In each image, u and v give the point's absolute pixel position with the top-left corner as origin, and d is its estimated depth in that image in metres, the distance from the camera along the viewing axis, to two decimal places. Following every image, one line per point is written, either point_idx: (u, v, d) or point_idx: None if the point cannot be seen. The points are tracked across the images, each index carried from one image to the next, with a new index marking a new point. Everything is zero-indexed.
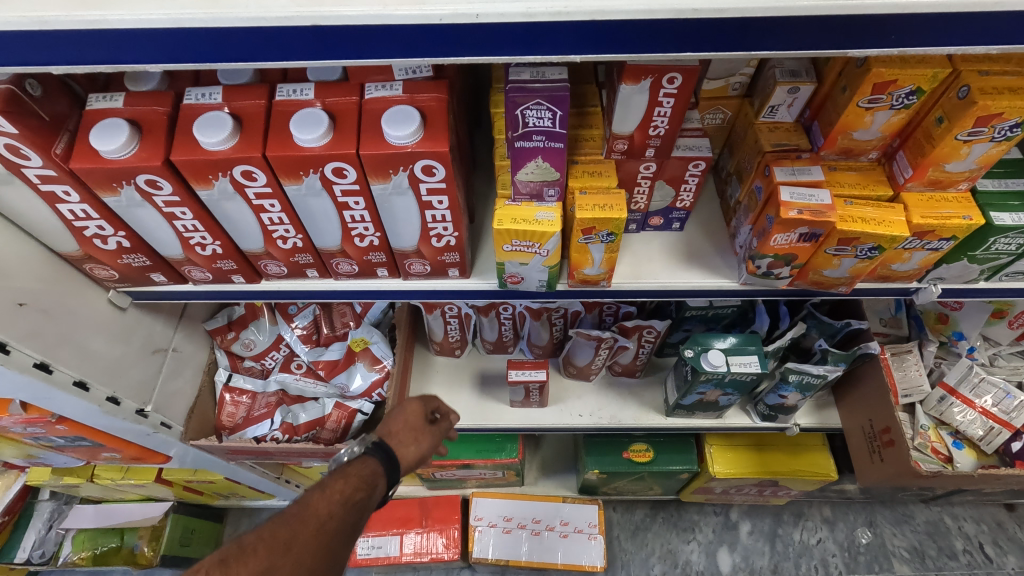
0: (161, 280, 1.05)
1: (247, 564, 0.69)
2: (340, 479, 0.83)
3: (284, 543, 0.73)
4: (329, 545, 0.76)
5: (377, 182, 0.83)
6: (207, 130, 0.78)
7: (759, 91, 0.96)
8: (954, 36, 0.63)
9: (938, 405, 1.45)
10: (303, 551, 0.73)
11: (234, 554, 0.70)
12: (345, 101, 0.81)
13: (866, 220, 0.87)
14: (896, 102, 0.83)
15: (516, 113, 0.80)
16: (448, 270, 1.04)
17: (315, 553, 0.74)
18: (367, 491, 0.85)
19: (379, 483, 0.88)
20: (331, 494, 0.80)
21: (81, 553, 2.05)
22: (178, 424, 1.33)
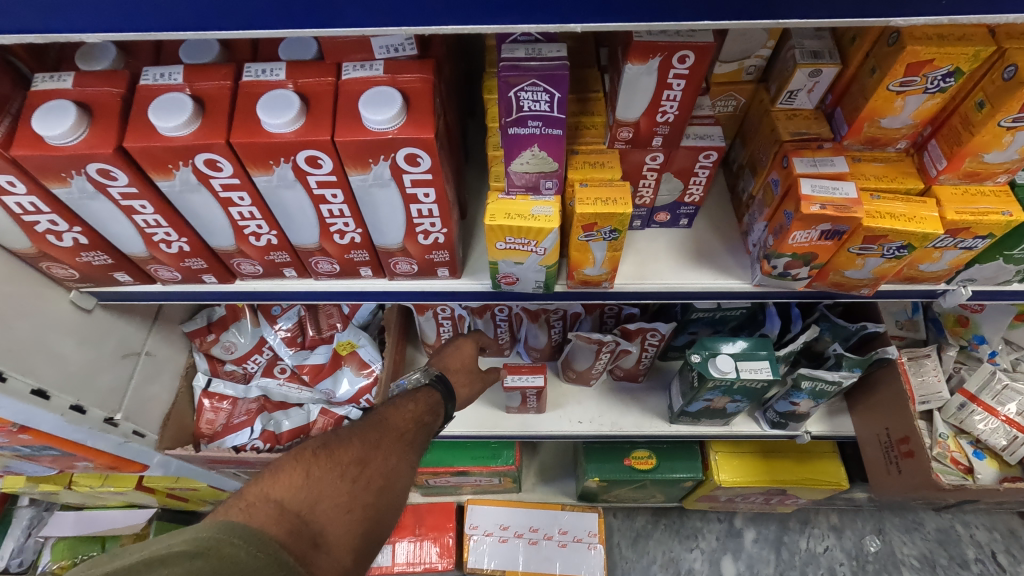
0: (126, 280, 0.97)
1: (350, 449, 0.88)
2: (412, 400, 1.06)
3: (375, 441, 0.92)
4: (406, 450, 0.95)
5: (356, 173, 0.75)
6: (164, 113, 0.70)
7: (776, 76, 0.88)
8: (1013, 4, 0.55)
9: (958, 413, 1.37)
10: (392, 444, 0.94)
11: (340, 443, 0.89)
12: (320, 82, 0.73)
13: (894, 216, 0.79)
14: (930, 85, 0.75)
15: (509, 96, 0.71)
16: (437, 270, 0.96)
17: (396, 454, 0.93)
18: (429, 420, 1.05)
19: (442, 412, 1.11)
20: (408, 406, 1.04)
21: (59, 563, 1.95)
22: (152, 432, 1.25)
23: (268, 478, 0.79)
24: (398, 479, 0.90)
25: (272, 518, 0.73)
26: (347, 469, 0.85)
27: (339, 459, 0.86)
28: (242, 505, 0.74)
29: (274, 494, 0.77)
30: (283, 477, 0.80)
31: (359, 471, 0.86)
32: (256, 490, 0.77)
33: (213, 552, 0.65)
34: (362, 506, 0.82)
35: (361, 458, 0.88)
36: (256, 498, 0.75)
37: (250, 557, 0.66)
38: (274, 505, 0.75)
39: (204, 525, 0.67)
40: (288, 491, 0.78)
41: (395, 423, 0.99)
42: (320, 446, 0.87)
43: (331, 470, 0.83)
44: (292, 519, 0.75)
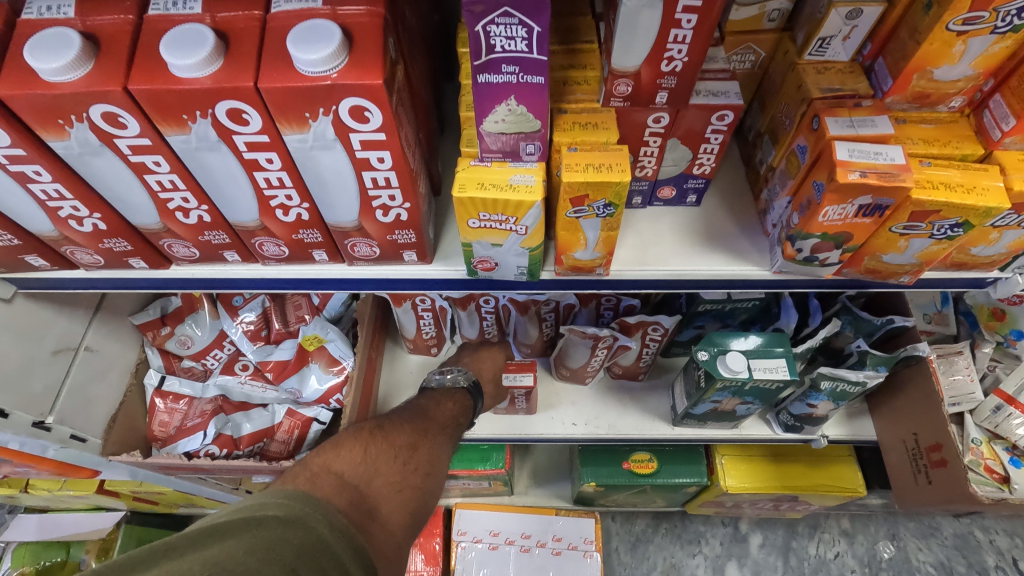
0: (42, 265, 0.84)
1: (401, 435, 0.90)
2: (450, 399, 1.08)
3: (421, 432, 0.94)
4: (447, 443, 0.97)
5: (291, 130, 0.61)
6: (43, 52, 0.56)
7: (805, 21, 0.74)
8: None
9: (993, 416, 1.24)
10: (436, 436, 0.96)
11: (392, 427, 0.91)
12: (244, 16, 0.59)
13: (950, 186, 0.65)
14: (1001, 22, 0.61)
15: (476, 31, 0.57)
16: (403, 254, 0.82)
17: (440, 446, 0.94)
18: (462, 422, 1.07)
19: (472, 416, 1.11)
20: (447, 404, 1.07)
21: (22, 569, 1.84)
22: (95, 437, 1.12)
23: (328, 452, 0.80)
24: (441, 469, 0.91)
25: (335, 486, 0.71)
26: (399, 451, 0.86)
27: (391, 442, 0.87)
28: (308, 473, 0.72)
29: (337, 465, 0.76)
30: (345, 452, 0.80)
31: (409, 455, 0.87)
32: (317, 462, 0.76)
33: (300, 520, 0.61)
34: (412, 487, 0.82)
35: (411, 444, 0.90)
36: (320, 468, 0.74)
37: (330, 529, 0.63)
38: (336, 474, 0.74)
39: (293, 493, 0.65)
40: (346, 463, 0.78)
41: (436, 418, 1.01)
42: (374, 429, 0.89)
43: (385, 451, 0.84)
44: (352, 490, 0.73)
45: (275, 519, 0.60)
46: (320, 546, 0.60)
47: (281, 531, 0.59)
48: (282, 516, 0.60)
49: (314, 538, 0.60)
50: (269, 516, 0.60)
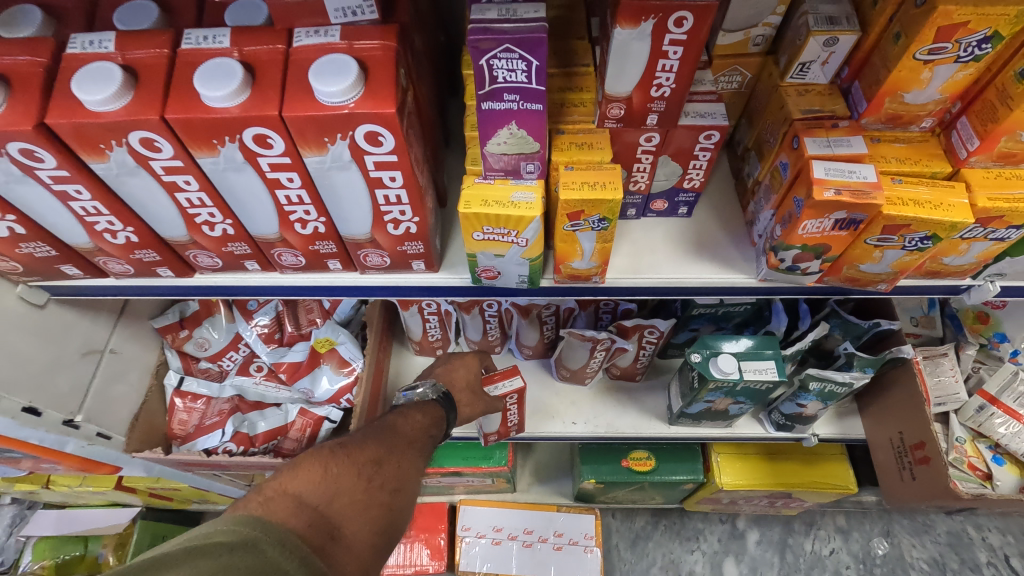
0: (75, 273, 0.90)
1: (366, 450, 0.88)
2: (421, 411, 1.06)
3: (390, 446, 0.92)
4: (419, 456, 0.95)
5: (311, 153, 0.67)
6: (89, 85, 0.62)
7: (786, 46, 0.79)
8: None
9: (977, 415, 1.29)
10: (406, 449, 0.94)
11: (357, 443, 0.89)
12: (268, 50, 0.65)
13: (919, 203, 0.70)
14: (963, 52, 0.66)
15: (481, 64, 0.63)
16: (412, 263, 0.88)
17: (410, 459, 0.93)
18: (435, 432, 1.05)
19: (446, 426, 1.09)
20: (417, 416, 1.04)
21: (41, 563, 1.89)
22: (119, 434, 1.19)
23: (286, 473, 0.77)
24: (411, 483, 0.89)
25: (292, 510, 0.71)
26: (363, 468, 0.84)
27: (355, 458, 0.85)
28: (263, 498, 0.71)
29: (294, 487, 0.75)
30: (303, 472, 0.78)
31: (376, 471, 0.85)
32: (274, 483, 0.75)
33: (252, 544, 0.63)
34: (379, 504, 0.81)
35: (377, 458, 0.87)
36: (277, 491, 0.73)
37: (282, 552, 0.64)
38: (294, 497, 0.73)
39: (248, 517, 0.66)
40: (306, 485, 0.76)
41: (408, 431, 0.99)
42: (337, 446, 0.86)
43: (348, 468, 0.82)
44: (311, 512, 0.73)
45: (224, 545, 0.61)
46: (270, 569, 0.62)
47: (229, 557, 0.60)
48: (232, 541, 0.62)
49: (264, 561, 0.62)
50: (218, 542, 0.62)
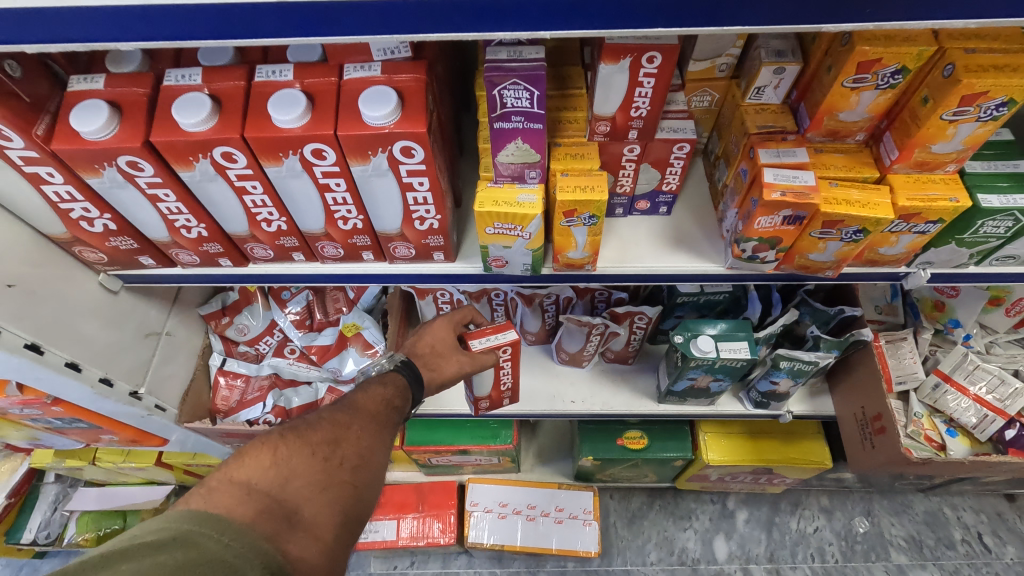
0: (149, 263, 1.07)
1: (320, 430, 0.88)
2: (381, 383, 1.03)
3: (347, 423, 0.92)
4: (382, 427, 0.96)
5: (357, 163, 0.83)
6: (185, 111, 0.78)
7: (746, 72, 0.95)
8: (937, 13, 0.61)
9: (932, 392, 1.43)
10: (365, 422, 0.94)
11: (309, 425, 0.89)
12: (324, 81, 0.81)
13: (850, 202, 0.86)
14: (881, 82, 0.81)
15: (493, 93, 0.80)
16: (433, 254, 1.04)
17: (371, 432, 0.93)
18: (401, 402, 1.03)
19: (414, 396, 1.08)
20: (378, 390, 1.02)
21: (85, 535, 2.08)
22: (173, 407, 1.35)
23: (235, 462, 0.81)
24: (374, 457, 0.90)
25: (239, 499, 0.74)
26: (317, 448, 0.85)
27: (309, 440, 0.86)
28: (209, 491, 0.75)
29: (243, 476, 0.78)
30: (251, 459, 0.81)
31: (332, 450, 0.86)
32: (223, 474, 0.78)
33: (183, 538, 0.66)
34: (338, 483, 0.84)
35: (333, 438, 0.88)
36: (225, 483, 0.76)
37: (218, 540, 0.68)
38: (242, 486, 0.76)
39: (176, 517, 0.69)
40: (256, 472, 0.79)
41: (370, 403, 0.99)
42: (289, 429, 0.87)
43: (300, 451, 0.84)
44: (262, 498, 0.76)
45: (152, 543, 0.64)
46: (201, 557, 0.65)
47: (157, 556, 0.63)
48: (155, 542, 0.64)
49: (195, 549, 0.65)
50: (147, 541, 0.64)
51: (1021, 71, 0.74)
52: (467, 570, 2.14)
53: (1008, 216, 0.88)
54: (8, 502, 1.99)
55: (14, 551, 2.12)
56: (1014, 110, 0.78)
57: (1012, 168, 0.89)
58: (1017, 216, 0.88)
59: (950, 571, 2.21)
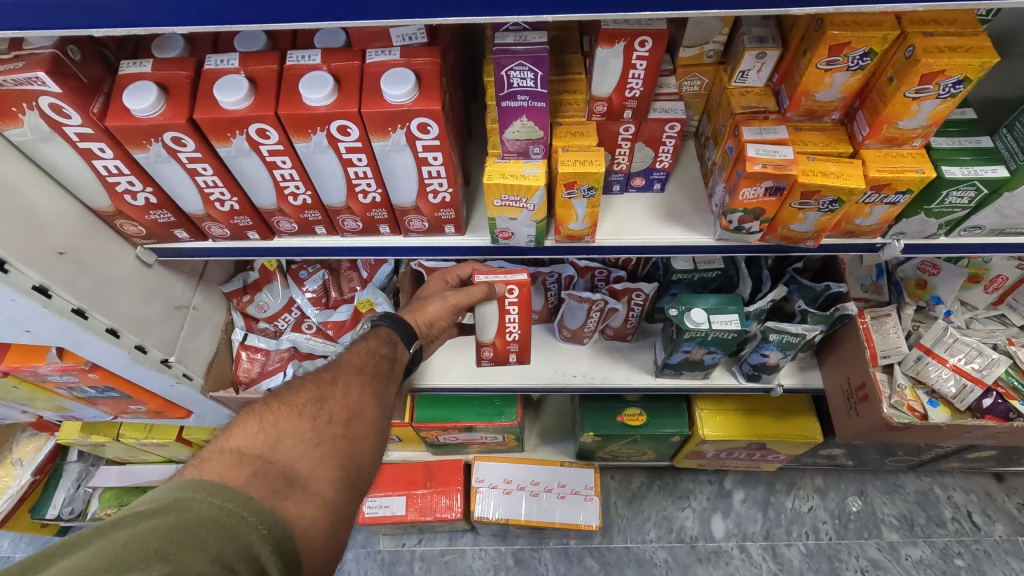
0: (183, 237, 1.16)
1: (304, 393, 0.94)
2: (364, 341, 1.14)
3: (330, 382, 0.99)
4: (367, 382, 1.02)
5: (378, 139, 0.92)
6: (226, 91, 0.87)
7: (731, 58, 1.04)
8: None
9: (915, 364, 1.51)
10: (348, 378, 1.00)
11: (292, 390, 0.94)
12: (349, 65, 0.90)
13: (826, 174, 0.94)
14: (851, 64, 0.90)
15: (501, 74, 0.89)
16: (444, 227, 1.13)
17: (356, 386, 0.99)
18: (388, 351, 1.14)
19: (402, 347, 1.18)
20: (361, 351, 1.10)
21: (107, 510, 2.15)
22: (199, 377, 1.44)
23: (225, 435, 0.84)
24: (361, 409, 0.96)
25: (233, 464, 0.77)
26: (303, 409, 0.90)
27: (293, 404, 0.91)
28: (202, 462, 0.77)
29: (234, 444, 0.81)
30: (239, 430, 0.85)
31: (318, 409, 0.91)
32: (214, 446, 0.81)
33: (175, 504, 0.67)
34: (330, 439, 0.88)
35: (317, 397, 0.94)
36: (216, 452, 0.80)
37: (210, 503, 0.69)
38: (234, 452, 0.80)
39: (166, 487, 0.70)
40: (246, 440, 0.83)
41: (352, 362, 1.06)
42: (272, 399, 0.92)
43: (286, 414, 0.89)
44: (256, 461, 0.79)
45: (143, 511, 0.66)
46: (195, 519, 0.67)
47: (150, 521, 0.65)
48: (148, 509, 0.66)
49: (188, 512, 0.67)
50: (139, 510, 0.66)
51: (972, 53, 0.83)
52: (473, 548, 2.19)
53: (971, 186, 0.96)
54: (34, 479, 2.06)
55: (39, 528, 2.18)
56: (970, 88, 0.86)
57: (975, 144, 0.98)
58: (978, 187, 0.96)
59: (941, 549, 2.15)
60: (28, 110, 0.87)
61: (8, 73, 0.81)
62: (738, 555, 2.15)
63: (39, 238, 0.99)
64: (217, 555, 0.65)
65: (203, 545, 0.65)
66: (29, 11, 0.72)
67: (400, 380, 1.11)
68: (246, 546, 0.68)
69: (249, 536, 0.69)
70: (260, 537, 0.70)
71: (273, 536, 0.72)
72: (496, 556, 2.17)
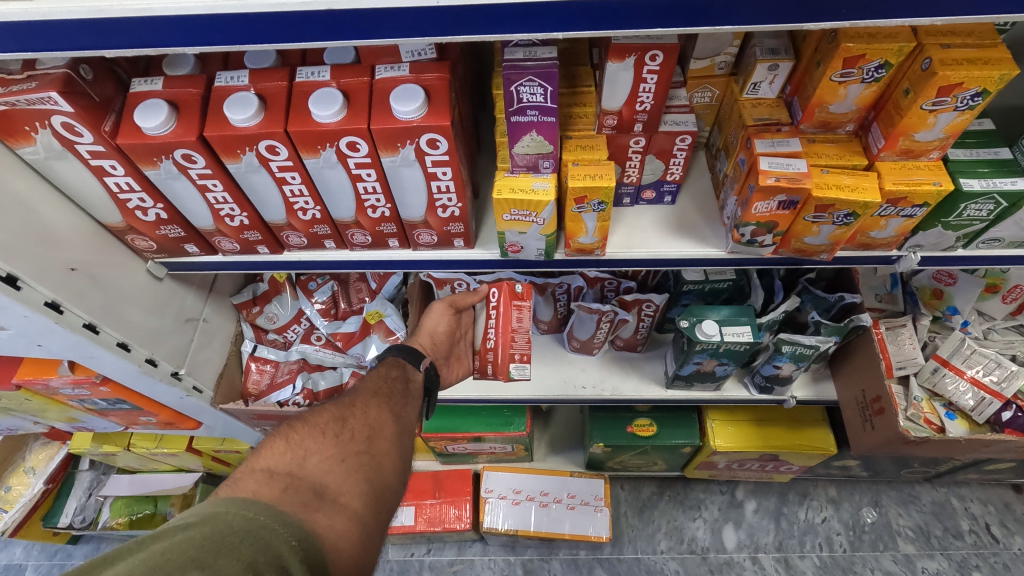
0: (193, 251, 1.17)
1: (325, 413, 0.94)
2: (377, 367, 1.14)
3: (349, 403, 0.98)
4: (385, 401, 1.02)
5: (387, 155, 0.92)
6: (236, 108, 0.87)
7: (743, 69, 1.03)
8: (917, 10, 0.67)
9: (932, 376, 1.48)
10: (366, 399, 1.00)
11: (314, 412, 0.94)
12: (358, 81, 0.90)
13: (840, 187, 0.93)
14: (866, 76, 0.89)
15: (511, 89, 0.89)
16: (454, 241, 1.12)
17: (374, 406, 0.99)
18: (399, 373, 1.13)
19: (415, 368, 1.17)
20: (374, 375, 1.10)
21: (118, 519, 2.12)
22: (208, 390, 1.44)
23: (254, 457, 0.84)
24: (381, 426, 0.96)
25: (264, 482, 0.77)
26: (326, 428, 0.90)
27: (316, 423, 0.91)
28: (234, 482, 0.77)
29: (264, 463, 0.81)
30: (267, 451, 0.84)
31: (341, 427, 0.91)
32: (245, 467, 0.81)
33: (208, 516, 0.67)
34: (354, 454, 0.88)
35: (339, 417, 0.94)
36: (248, 471, 0.79)
37: (242, 513, 0.69)
38: (265, 471, 0.79)
39: (202, 502, 0.70)
40: (275, 459, 0.82)
41: (367, 385, 1.06)
42: (296, 421, 0.91)
43: (311, 433, 0.88)
44: (285, 478, 0.79)
45: (179, 524, 0.66)
46: (229, 530, 0.67)
47: (185, 532, 0.65)
48: (184, 522, 0.66)
49: (222, 522, 0.67)
50: (174, 524, 0.66)
51: (990, 65, 0.81)
52: (481, 558, 2.17)
53: (989, 199, 0.94)
54: (45, 488, 2.06)
55: (50, 537, 2.17)
56: (988, 100, 0.85)
57: (993, 155, 0.96)
58: (997, 200, 0.95)
59: (959, 562, 2.10)
60: (41, 129, 0.88)
61: (21, 93, 0.82)
62: (751, 567, 2.11)
63: (50, 253, 0.99)
64: (250, 563, 0.65)
65: (236, 554, 0.65)
66: (43, 33, 0.73)
67: (417, 400, 1.10)
68: (277, 557, 0.68)
69: (280, 547, 0.69)
70: (291, 549, 0.69)
71: (304, 548, 0.71)
72: (505, 566, 2.15)
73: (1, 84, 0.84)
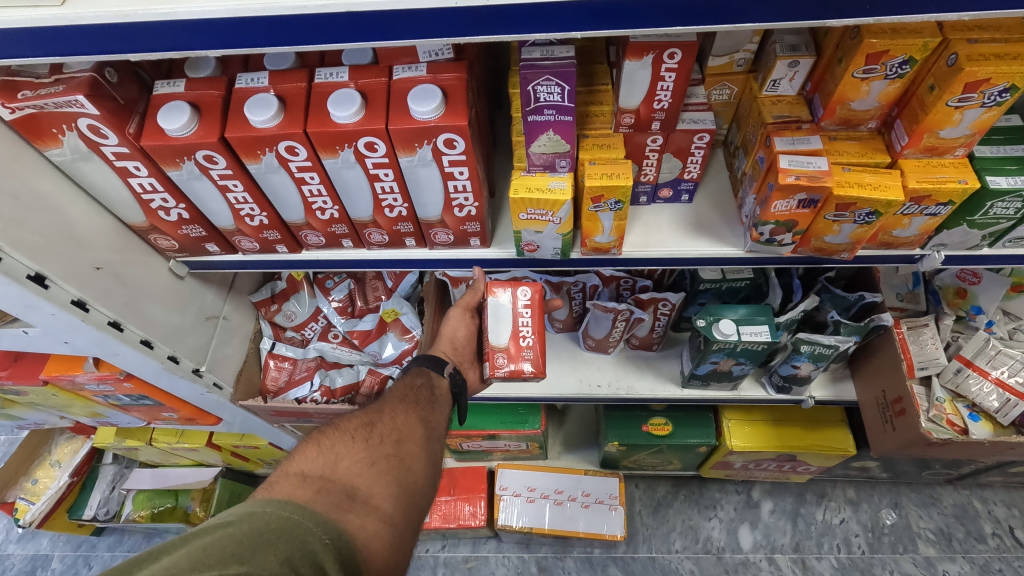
0: (214, 250, 1.18)
1: (355, 419, 0.97)
2: (405, 376, 1.15)
3: (378, 410, 1.01)
4: (412, 407, 1.04)
5: (404, 154, 0.92)
6: (257, 109, 0.88)
7: (762, 66, 1.02)
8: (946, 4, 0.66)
9: (955, 377, 1.45)
10: (394, 405, 1.02)
11: (344, 419, 0.97)
12: (375, 82, 0.91)
13: (862, 184, 0.91)
14: (890, 71, 0.87)
15: (528, 89, 0.89)
16: (470, 240, 1.13)
17: (402, 411, 1.01)
18: (423, 380, 1.14)
19: (441, 372, 1.17)
20: (401, 384, 1.12)
21: (140, 512, 2.14)
22: (228, 386, 1.46)
23: (288, 461, 0.86)
24: (410, 430, 0.98)
25: (298, 485, 0.79)
26: (357, 432, 0.93)
27: (346, 429, 0.93)
28: (271, 484, 0.79)
29: (298, 467, 0.83)
30: (301, 457, 0.86)
31: (370, 432, 0.94)
32: (280, 470, 0.83)
33: (247, 515, 0.69)
34: (384, 457, 0.90)
35: (368, 422, 0.96)
36: (283, 474, 0.81)
37: (277, 511, 0.70)
38: (298, 474, 0.81)
39: (242, 502, 0.72)
40: (308, 463, 0.85)
41: (394, 393, 1.08)
42: (326, 427, 0.94)
43: (341, 438, 0.91)
44: (318, 480, 0.81)
45: (220, 523, 0.67)
46: (266, 527, 0.68)
47: (225, 529, 0.66)
48: (223, 520, 0.68)
49: (259, 521, 0.68)
50: (215, 522, 0.68)
51: (1019, 59, 0.79)
52: (496, 555, 2.18)
53: (1017, 197, 0.93)
54: (70, 480, 2.11)
55: (75, 528, 2.22)
56: (1017, 96, 0.83)
57: (1020, 152, 0.94)
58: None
59: (981, 565, 2.07)
60: (68, 131, 0.90)
61: (48, 97, 0.84)
62: (767, 568, 2.09)
63: (76, 252, 1.01)
64: (287, 559, 0.66)
65: (273, 550, 0.66)
66: (70, 38, 0.74)
67: (444, 407, 1.11)
68: (312, 554, 0.69)
69: (314, 545, 0.70)
70: (324, 547, 0.70)
71: (337, 546, 0.72)
72: (520, 563, 2.16)
73: (29, 87, 0.86)
